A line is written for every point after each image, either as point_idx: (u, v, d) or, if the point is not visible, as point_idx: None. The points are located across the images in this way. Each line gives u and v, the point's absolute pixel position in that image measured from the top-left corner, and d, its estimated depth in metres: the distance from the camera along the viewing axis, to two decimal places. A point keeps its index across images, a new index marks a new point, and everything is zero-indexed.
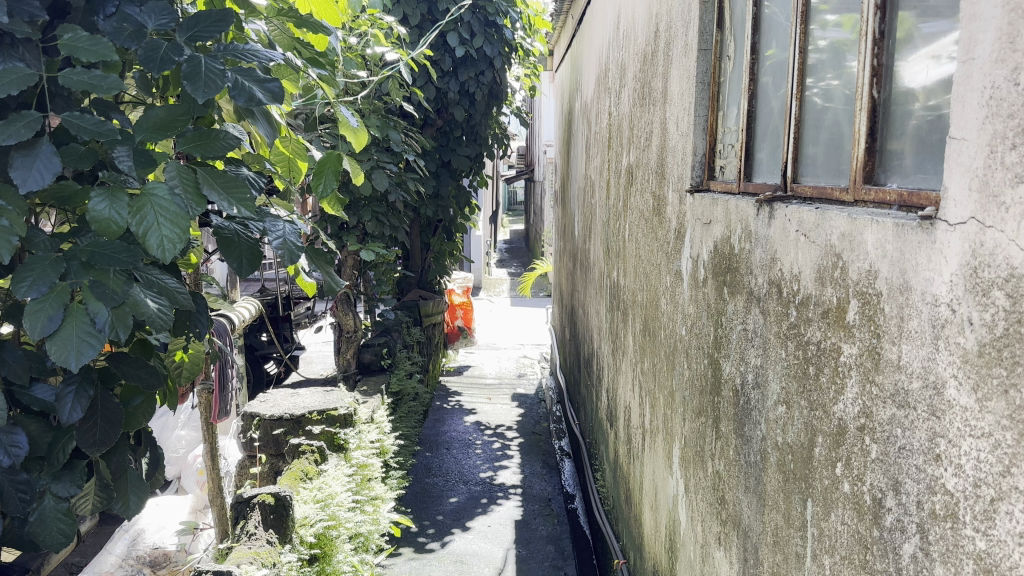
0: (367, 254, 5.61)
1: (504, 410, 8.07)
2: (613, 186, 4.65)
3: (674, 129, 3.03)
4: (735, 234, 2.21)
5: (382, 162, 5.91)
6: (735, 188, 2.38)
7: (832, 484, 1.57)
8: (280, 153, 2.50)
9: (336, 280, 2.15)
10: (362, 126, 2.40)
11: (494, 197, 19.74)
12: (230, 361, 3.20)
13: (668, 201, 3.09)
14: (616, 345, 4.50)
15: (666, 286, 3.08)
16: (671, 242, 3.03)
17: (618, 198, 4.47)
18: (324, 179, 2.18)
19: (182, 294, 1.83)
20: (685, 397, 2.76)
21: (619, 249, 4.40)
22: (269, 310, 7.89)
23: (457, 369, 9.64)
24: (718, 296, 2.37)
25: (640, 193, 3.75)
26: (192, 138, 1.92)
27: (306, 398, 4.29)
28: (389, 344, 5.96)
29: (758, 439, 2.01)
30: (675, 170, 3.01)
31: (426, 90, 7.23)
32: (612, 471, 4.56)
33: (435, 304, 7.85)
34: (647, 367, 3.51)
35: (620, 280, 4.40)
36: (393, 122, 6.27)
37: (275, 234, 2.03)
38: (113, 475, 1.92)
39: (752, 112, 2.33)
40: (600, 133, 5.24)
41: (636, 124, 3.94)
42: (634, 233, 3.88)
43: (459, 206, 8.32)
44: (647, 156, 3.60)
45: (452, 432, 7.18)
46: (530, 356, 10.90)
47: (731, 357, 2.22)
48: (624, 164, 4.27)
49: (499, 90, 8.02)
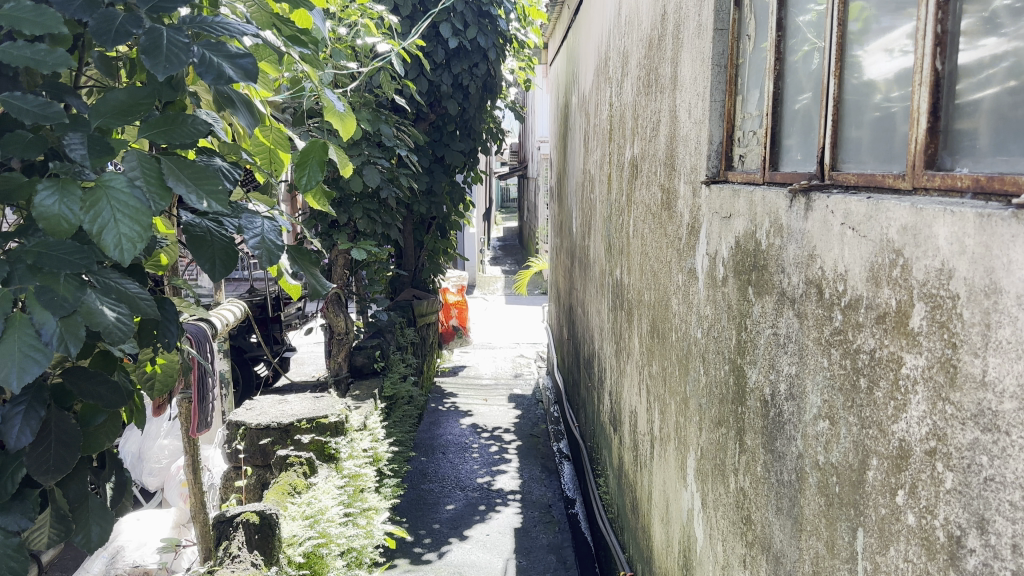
0: (358, 253, 5.39)
1: (501, 412, 7.86)
2: (615, 181, 4.45)
3: (686, 116, 2.82)
4: (762, 228, 2.01)
5: (374, 157, 5.69)
6: (759, 178, 2.17)
7: (890, 513, 1.37)
8: (260, 143, 2.28)
9: (321, 282, 1.93)
10: (350, 112, 2.17)
11: (488, 194, 19.51)
12: (211, 367, 2.95)
13: (678, 194, 2.88)
14: (620, 347, 4.30)
15: (679, 286, 2.88)
16: (683, 238, 2.82)
17: (621, 193, 4.26)
18: (307, 171, 1.96)
19: (146, 301, 1.62)
20: (702, 405, 2.56)
21: (623, 246, 4.20)
22: (258, 311, 7.67)
23: (452, 370, 9.43)
24: (741, 296, 2.17)
25: (646, 186, 3.54)
26: (156, 123, 1.70)
27: (295, 405, 4.08)
28: (383, 345, 5.68)
29: (794, 456, 1.81)
30: (686, 161, 2.80)
31: (418, 83, 7.01)
32: (616, 478, 4.36)
33: (428, 304, 7.65)
34: (657, 373, 3.31)
35: (623, 278, 4.19)
36: (384, 116, 6.06)
37: (253, 232, 1.81)
38: (71, 505, 1.71)
39: (777, 95, 2.12)
40: (600, 125, 5.02)
41: (640, 115, 3.74)
42: (640, 230, 3.67)
43: (453, 203, 8.11)
44: (653, 147, 3.40)
45: (447, 435, 6.98)
46: (526, 355, 10.69)
47: (758, 364, 2.02)
48: (628, 156, 4.07)
49: (493, 83, 7.80)
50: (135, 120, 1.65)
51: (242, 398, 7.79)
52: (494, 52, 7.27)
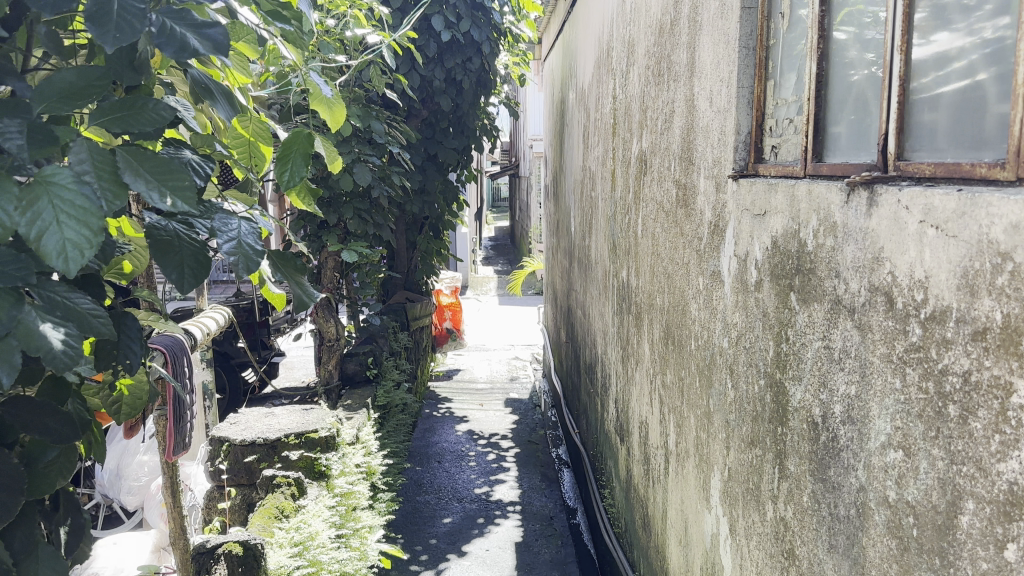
0: (348, 255, 5.14)
1: (497, 417, 7.62)
2: (619, 177, 4.21)
3: (706, 105, 2.59)
4: (809, 228, 1.78)
5: (365, 155, 5.43)
6: (800, 171, 1.94)
7: (994, 569, 1.15)
8: (238, 135, 2.02)
9: (309, 292, 1.66)
10: (339, 99, 1.91)
11: (480, 193, 19.26)
12: (190, 385, 2.69)
13: (699, 190, 2.65)
14: (627, 354, 4.06)
15: (699, 290, 2.64)
16: (705, 238, 2.58)
17: (627, 190, 4.02)
18: (290, 166, 1.71)
19: (99, 319, 1.36)
20: (730, 422, 2.33)
21: (629, 247, 3.96)
22: (245, 316, 7.40)
23: (446, 373, 9.17)
24: (780, 303, 1.94)
25: (658, 183, 3.30)
26: (111, 107, 1.45)
27: (282, 419, 3.83)
28: (376, 352, 5.42)
29: (854, 488, 1.58)
30: (707, 152, 2.56)
31: (410, 77, 6.76)
32: (623, 492, 4.13)
33: (421, 306, 7.40)
34: (672, 383, 3.07)
35: (630, 279, 3.96)
36: (375, 111, 5.81)
37: (227, 235, 1.56)
38: (16, 557, 1.45)
39: (821, 77, 1.88)
40: (603, 119, 4.78)
41: (649, 106, 3.50)
42: (651, 231, 3.43)
43: (446, 202, 7.86)
44: (665, 140, 3.16)
45: (443, 442, 6.73)
46: (521, 358, 10.45)
47: (804, 382, 1.79)
48: (635, 151, 3.83)
49: (487, 78, 7.55)
50: (87, 104, 1.41)
51: (229, 406, 7.53)
52: (489, 45, 7.02)
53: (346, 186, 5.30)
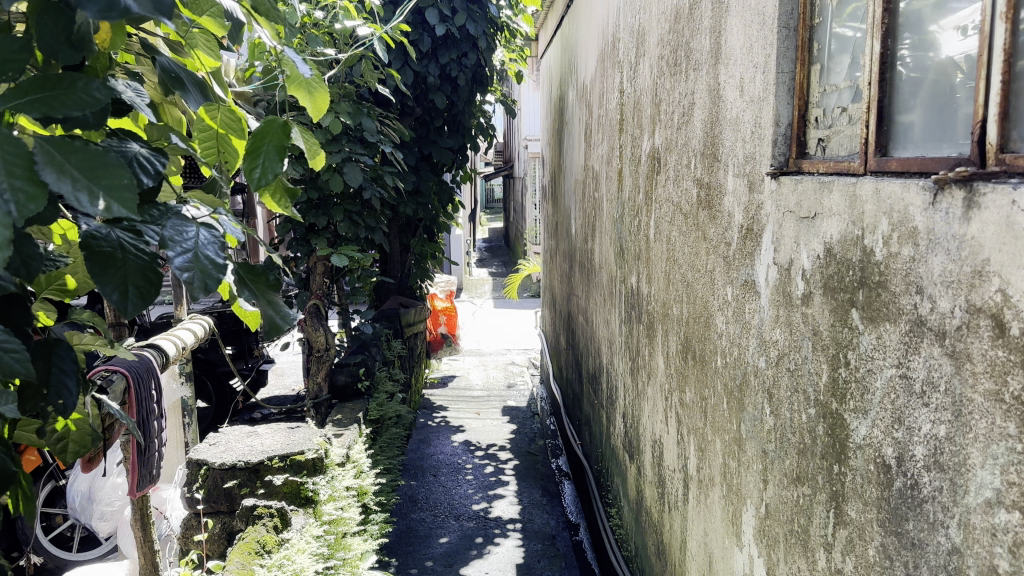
0: (339, 259, 4.87)
1: (495, 427, 7.33)
2: (627, 177, 3.94)
3: (736, 95, 2.31)
4: (880, 234, 1.50)
5: (357, 154, 5.15)
6: (860, 167, 1.66)
7: None
8: (204, 125, 1.73)
9: (284, 313, 1.38)
10: (322, 82, 1.61)
11: (474, 194, 18.98)
12: (156, 410, 2.38)
13: (726, 190, 2.37)
14: (636, 365, 3.79)
15: (727, 301, 2.37)
16: (734, 243, 2.31)
17: (636, 190, 3.75)
18: (260, 160, 1.42)
19: (12, 354, 1.07)
20: (769, 452, 2.05)
21: (640, 252, 3.68)
22: (231, 323, 7.11)
23: (441, 380, 8.88)
24: (839, 323, 1.66)
25: (674, 183, 3.03)
26: (35, 84, 1.16)
27: (266, 439, 3.55)
28: (369, 362, 5.13)
29: (943, 549, 1.31)
30: (737, 148, 2.29)
31: (403, 73, 6.47)
32: (633, 513, 3.85)
33: (415, 312, 7.11)
34: (692, 402, 2.80)
35: (640, 285, 3.69)
36: (366, 108, 5.52)
37: (182, 245, 1.27)
38: None
39: (887, 56, 1.60)
40: (608, 116, 4.52)
41: (663, 99, 3.23)
42: (666, 235, 3.16)
43: (441, 203, 7.57)
44: (684, 136, 2.89)
45: (438, 454, 6.44)
46: (518, 363, 10.17)
47: (872, 416, 1.53)
48: (646, 149, 3.55)
49: (483, 74, 7.27)
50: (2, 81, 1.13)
51: (216, 417, 7.23)
52: (485, 40, 6.75)
53: (336, 186, 5.02)
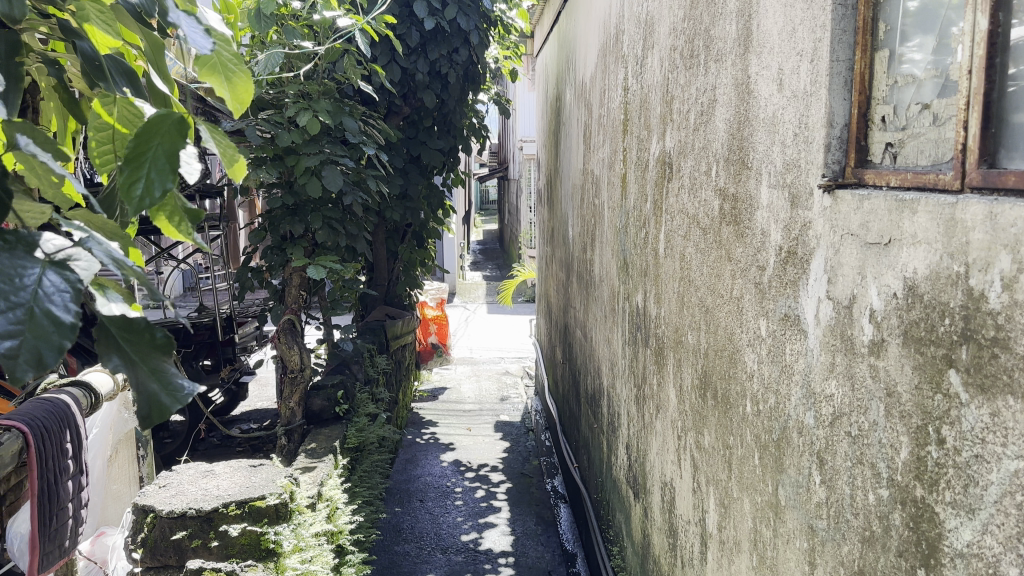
0: (315, 271, 4.46)
1: (487, 444, 6.92)
2: (632, 183, 3.54)
3: (774, 89, 1.91)
4: (1000, 275, 1.10)
5: (337, 155, 4.75)
6: (957, 183, 1.27)
7: None
8: (99, 121, 1.32)
9: (173, 389, 1.00)
10: (243, 70, 1.21)
11: (468, 196, 18.59)
12: (71, 467, 1.96)
13: (758, 203, 1.98)
14: (642, 394, 3.38)
15: (760, 336, 1.97)
16: (769, 268, 1.92)
17: (642, 197, 3.35)
18: (144, 170, 1.01)
19: None
20: (822, 532, 1.65)
21: (647, 268, 3.28)
22: (206, 335, 6.64)
23: (431, 392, 8.47)
24: (933, 386, 1.26)
25: (688, 192, 2.63)
26: None
27: (224, 480, 3.14)
28: (348, 383, 4.72)
29: None
30: (774, 154, 1.89)
31: (389, 69, 6.07)
32: (638, 558, 3.45)
33: (402, 324, 6.70)
34: (713, 448, 2.39)
35: (647, 305, 3.28)
36: (348, 106, 5.12)
37: (15, 295, 0.87)
38: None
39: (997, 35, 1.20)
40: (609, 117, 4.12)
41: (675, 97, 2.84)
42: (678, 251, 2.77)
43: (431, 208, 7.16)
44: (702, 138, 2.49)
45: (426, 476, 6.04)
46: (511, 373, 9.77)
47: (983, 518, 1.13)
48: (654, 153, 3.16)
49: (475, 72, 6.87)
50: None
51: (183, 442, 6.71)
52: (477, 35, 6.36)
53: (314, 191, 4.62)
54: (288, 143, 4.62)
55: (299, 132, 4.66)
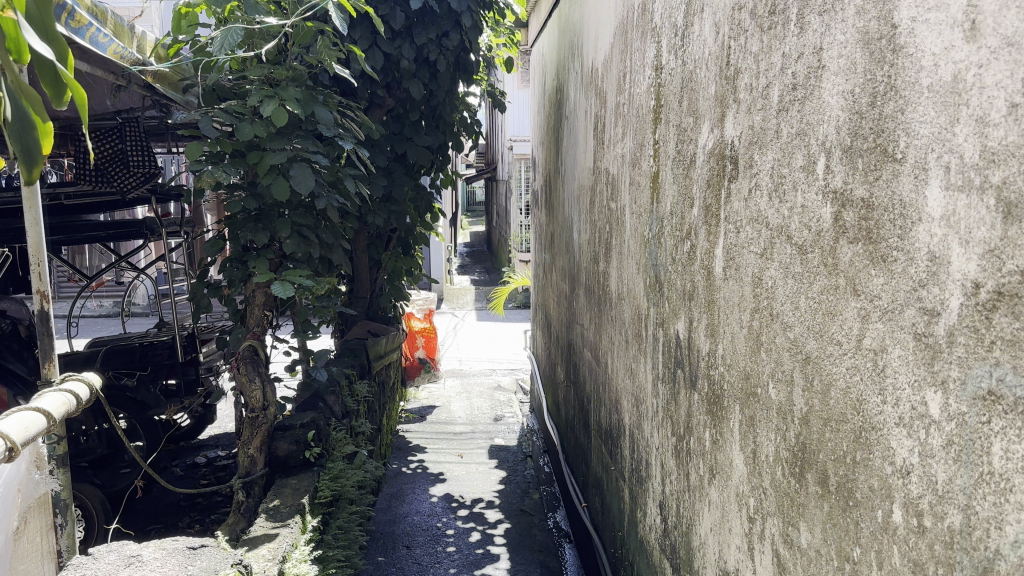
0: (280, 289, 3.79)
1: (482, 473, 6.23)
2: (669, 184, 2.85)
3: (959, 35, 1.24)
4: None
5: (308, 152, 4.05)
6: None
7: None
8: None
9: None
10: None
11: (455, 198, 17.90)
12: None
13: (928, 215, 1.31)
14: (686, 447, 2.69)
15: (933, 415, 1.30)
16: (952, 314, 1.25)
17: (684, 201, 2.67)
18: None
19: None
20: None
21: (692, 290, 2.60)
22: (166, 355, 5.92)
23: (417, 412, 7.74)
24: None
25: (768, 195, 1.96)
26: None
27: (154, 570, 2.47)
28: (322, 419, 4.01)
29: None
30: (960, 139, 1.23)
31: (371, 55, 5.38)
32: None
33: (385, 341, 5.99)
34: (820, 553, 1.72)
35: (691, 337, 2.60)
36: (323, 94, 4.42)
37: None
38: None
39: None
40: (632, 105, 3.45)
41: (742, 70, 2.17)
42: (748, 273, 2.09)
43: (418, 211, 6.46)
44: (795, 120, 1.82)
45: (414, 514, 5.33)
46: (504, 388, 9.06)
47: None
48: (703, 145, 2.49)
49: (466, 60, 6.18)
50: None
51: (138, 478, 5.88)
52: (470, 17, 5.67)
53: (280, 194, 3.92)
54: (249, 136, 3.93)
55: (262, 124, 3.97)
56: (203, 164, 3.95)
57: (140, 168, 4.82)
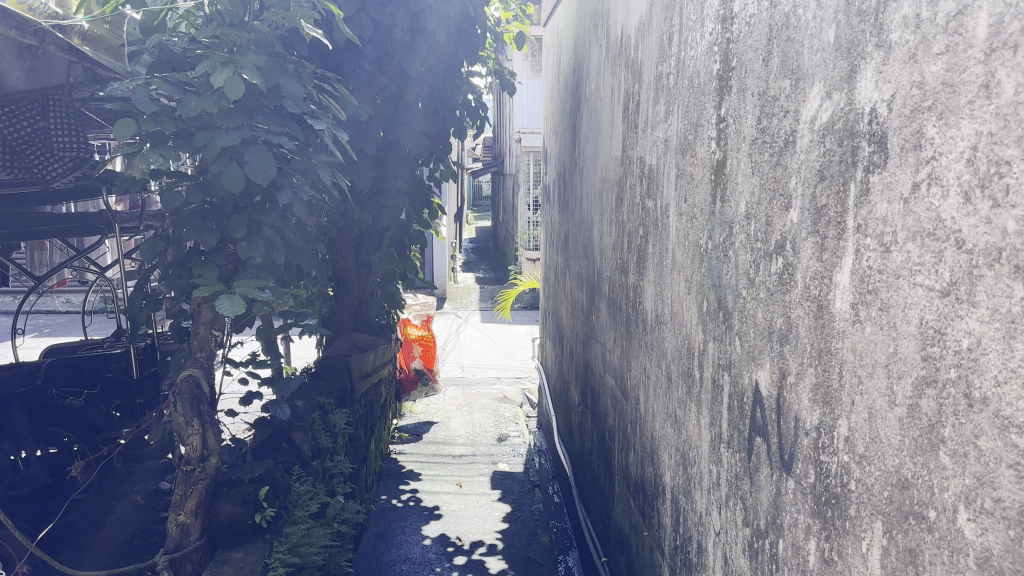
0: (226, 304, 2.99)
1: (483, 506, 5.45)
2: (743, 176, 2.06)
3: None
4: None
5: (271, 133, 3.27)
6: None
7: None
8: None
9: None
10: None
11: (460, 192, 17.08)
12: None
13: None
14: (770, 549, 1.89)
15: None
16: None
17: (772, 200, 1.88)
18: None
19: None
20: None
21: (782, 330, 1.81)
22: (119, 371, 5.20)
23: (412, 430, 6.94)
24: None
25: (970, 196, 1.17)
26: None
27: None
28: (279, 474, 3.29)
29: None
30: None
31: (360, 22, 4.61)
32: None
33: (373, 356, 5.20)
34: None
35: (783, 397, 1.81)
36: (294, 64, 3.65)
37: None
38: None
39: None
40: (681, 75, 2.65)
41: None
42: (911, 319, 1.31)
43: (413, 206, 5.68)
44: None
45: (402, 563, 4.54)
46: (509, 400, 8.26)
47: None
48: (810, 119, 1.70)
49: (471, 33, 5.41)
50: None
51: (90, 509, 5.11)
52: None
53: (233, 185, 3.12)
54: (195, 112, 3.14)
55: (212, 97, 3.19)
56: (135, 147, 3.15)
57: (69, 154, 4.21)
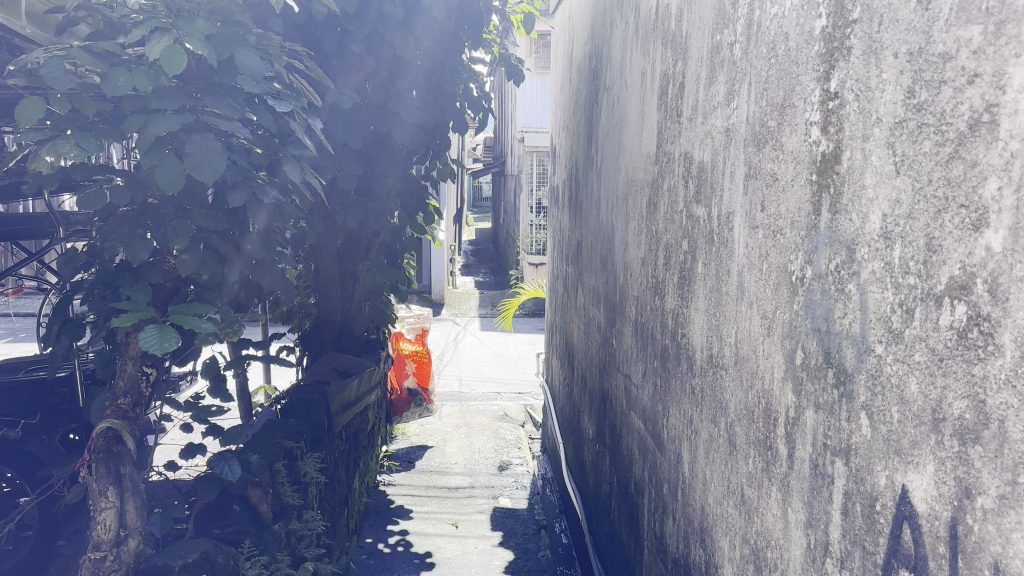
0: (151, 341, 2.32)
1: (482, 550, 4.79)
2: (877, 175, 1.40)
3: None
4: None
5: (225, 118, 2.61)
6: None
7: None
8: None
9: None
10: None
11: (460, 193, 16.43)
12: None
13: None
14: None
15: None
16: None
17: (942, 212, 1.22)
18: None
19: None
20: None
21: (965, 419, 1.15)
22: (64, 397, 4.57)
23: (404, 456, 6.28)
24: None
25: None
26: None
27: None
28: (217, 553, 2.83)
29: None
30: None
31: None
32: None
33: (357, 382, 4.55)
34: None
35: (966, 524, 1.15)
36: (256, 35, 2.98)
37: None
38: None
39: None
40: (755, 41, 1.99)
41: None
42: None
43: (405, 209, 5.01)
44: None
45: None
46: (511, 419, 7.59)
47: None
48: None
49: (474, 13, 4.76)
50: None
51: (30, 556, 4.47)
52: None
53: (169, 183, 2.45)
54: (125, 89, 2.47)
55: (147, 72, 2.52)
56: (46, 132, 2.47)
57: None
